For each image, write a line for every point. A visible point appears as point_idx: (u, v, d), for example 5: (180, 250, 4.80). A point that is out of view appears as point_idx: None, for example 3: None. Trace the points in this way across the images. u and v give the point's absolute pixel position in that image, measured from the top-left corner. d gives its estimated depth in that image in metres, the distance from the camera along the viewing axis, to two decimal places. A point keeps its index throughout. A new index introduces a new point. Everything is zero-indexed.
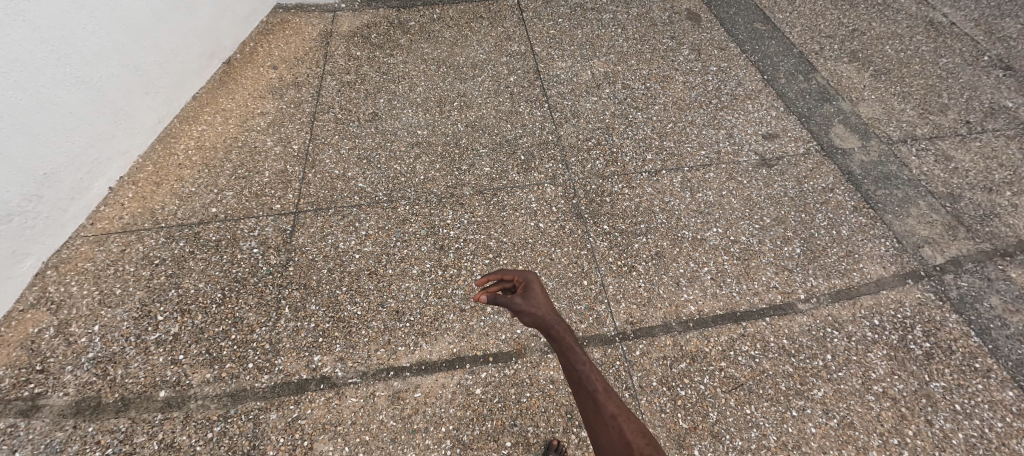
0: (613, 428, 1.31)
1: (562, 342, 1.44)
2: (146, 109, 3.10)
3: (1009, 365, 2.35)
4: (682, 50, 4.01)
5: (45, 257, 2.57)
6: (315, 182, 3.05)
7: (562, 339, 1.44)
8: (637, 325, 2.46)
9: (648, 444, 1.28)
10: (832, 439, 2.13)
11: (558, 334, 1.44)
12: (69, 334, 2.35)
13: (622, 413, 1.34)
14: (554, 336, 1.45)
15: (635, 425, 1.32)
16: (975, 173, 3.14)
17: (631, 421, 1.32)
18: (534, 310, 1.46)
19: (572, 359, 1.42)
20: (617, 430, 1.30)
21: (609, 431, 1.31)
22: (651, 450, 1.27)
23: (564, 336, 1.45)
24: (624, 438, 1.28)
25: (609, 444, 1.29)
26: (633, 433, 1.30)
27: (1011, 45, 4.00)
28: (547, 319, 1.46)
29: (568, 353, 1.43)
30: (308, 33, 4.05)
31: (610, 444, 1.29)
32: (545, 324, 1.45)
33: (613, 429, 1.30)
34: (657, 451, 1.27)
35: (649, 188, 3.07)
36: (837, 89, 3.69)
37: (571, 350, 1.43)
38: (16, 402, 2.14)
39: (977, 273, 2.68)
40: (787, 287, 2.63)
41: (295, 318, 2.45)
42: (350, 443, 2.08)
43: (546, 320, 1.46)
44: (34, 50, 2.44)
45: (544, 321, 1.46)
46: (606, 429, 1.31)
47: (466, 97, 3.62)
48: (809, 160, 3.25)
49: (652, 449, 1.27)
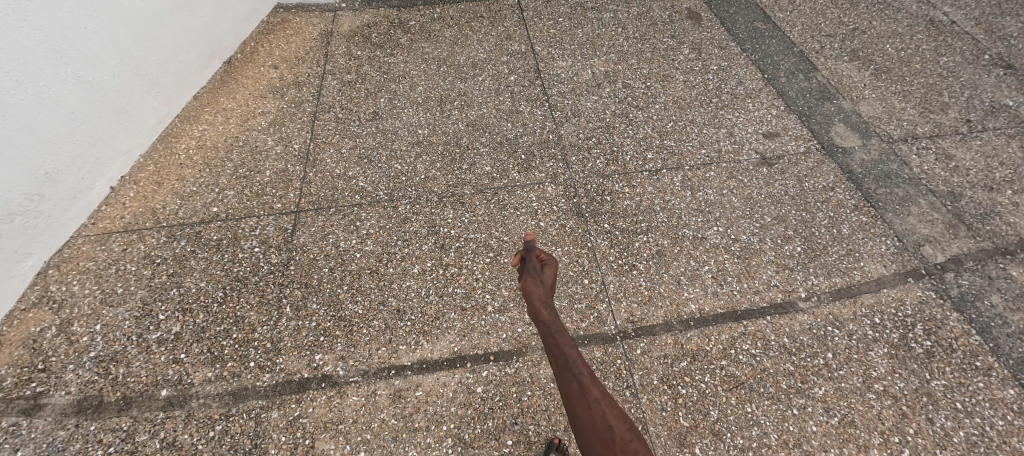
0: (596, 411, 1.30)
1: (551, 324, 1.45)
2: (148, 108, 3.11)
3: (1009, 363, 2.35)
4: (682, 49, 4.01)
5: (47, 256, 2.58)
6: (316, 182, 3.05)
7: (552, 322, 1.45)
8: (638, 324, 2.46)
9: (629, 431, 1.28)
10: (832, 437, 2.13)
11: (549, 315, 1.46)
12: (70, 333, 2.36)
13: (605, 398, 1.33)
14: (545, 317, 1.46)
15: (617, 411, 1.32)
16: (976, 172, 3.13)
17: (614, 407, 1.32)
18: (535, 287, 1.51)
19: (560, 341, 1.41)
20: (600, 414, 1.29)
21: (591, 415, 1.30)
22: (632, 436, 1.27)
23: (553, 319, 1.45)
24: (607, 422, 1.28)
25: (591, 429, 1.28)
26: (615, 418, 1.30)
27: (1012, 44, 4.00)
28: (542, 299, 1.49)
29: (557, 336, 1.43)
30: (308, 33, 4.06)
31: (592, 429, 1.28)
32: (540, 303, 1.48)
33: (594, 414, 1.30)
34: (639, 437, 1.27)
35: (649, 187, 3.07)
36: (837, 88, 3.69)
37: (560, 333, 1.43)
38: (19, 401, 2.15)
39: (978, 271, 2.68)
40: (788, 285, 2.63)
41: (296, 317, 2.46)
42: (351, 442, 2.08)
43: (542, 300, 1.49)
44: (35, 50, 2.45)
45: (540, 300, 1.48)
46: (588, 413, 1.31)
47: (467, 97, 3.62)
48: (809, 159, 3.25)
49: (633, 435, 1.28)
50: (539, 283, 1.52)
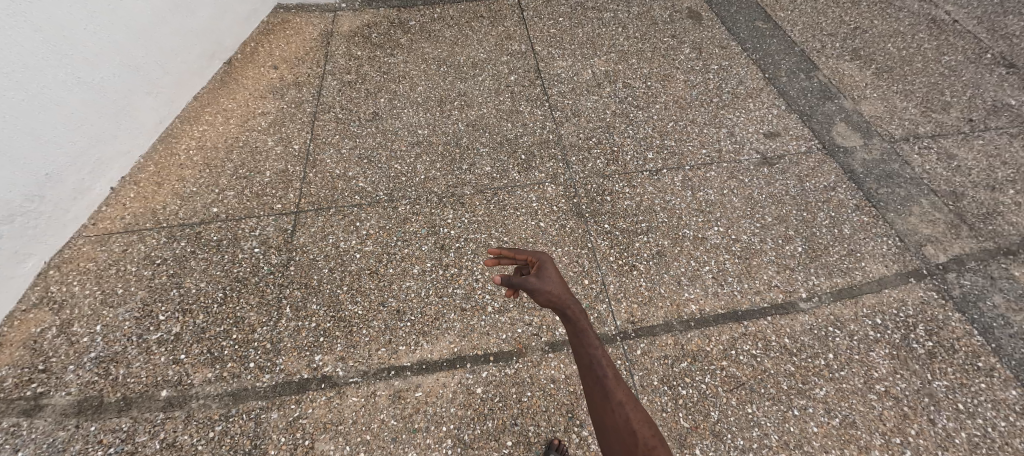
0: (619, 414, 1.29)
1: (578, 323, 1.43)
2: (148, 109, 3.11)
3: (1012, 364, 2.34)
4: (683, 49, 4.01)
5: (48, 257, 2.58)
6: (316, 182, 3.05)
7: (578, 320, 1.44)
8: (638, 324, 2.46)
9: (653, 436, 1.26)
10: (834, 438, 2.12)
11: (574, 314, 1.44)
12: (71, 334, 2.36)
13: (630, 401, 1.31)
14: (569, 316, 1.45)
15: (641, 414, 1.30)
16: (978, 172, 3.12)
17: (638, 409, 1.30)
18: (548, 289, 1.46)
19: (584, 341, 1.41)
20: (622, 417, 1.28)
21: (614, 418, 1.29)
22: (657, 442, 1.25)
23: (580, 318, 1.44)
24: (630, 426, 1.26)
25: (614, 431, 1.27)
26: (639, 422, 1.28)
27: (1014, 43, 3.98)
28: (562, 297, 1.45)
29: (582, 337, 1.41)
30: (309, 33, 4.06)
31: (615, 432, 1.27)
32: (560, 303, 1.45)
33: (617, 415, 1.29)
34: (663, 442, 1.24)
35: (650, 187, 3.07)
36: (839, 88, 3.68)
37: (586, 333, 1.42)
38: (20, 401, 2.15)
39: (979, 271, 2.67)
40: (789, 285, 2.62)
41: (296, 317, 2.46)
42: (351, 443, 2.08)
43: (561, 298, 1.45)
44: (35, 51, 2.45)
45: (560, 300, 1.45)
46: (611, 415, 1.30)
47: (467, 97, 3.62)
48: (810, 159, 3.24)
49: (657, 440, 1.25)
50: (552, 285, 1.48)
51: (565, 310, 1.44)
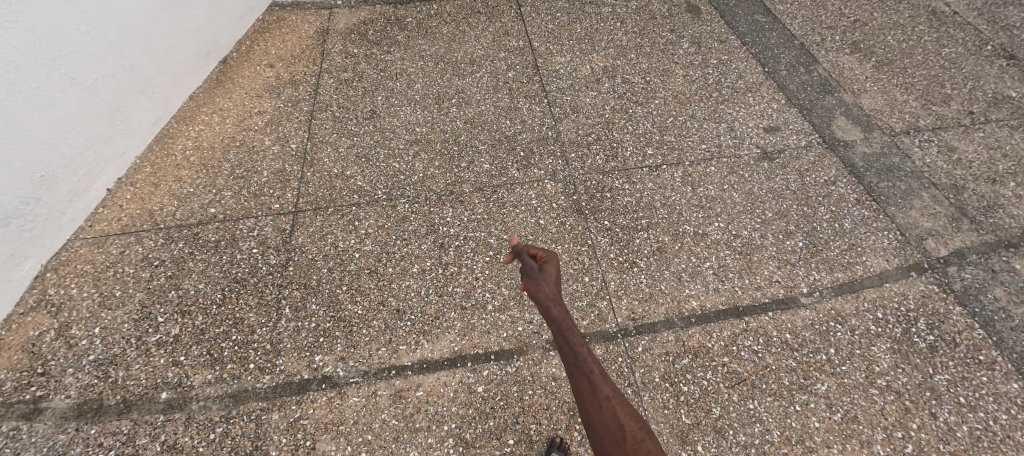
0: (606, 411, 1.24)
1: (561, 321, 1.35)
2: (142, 109, 3.08)
3: (1013, 357, 2.34)
4: (682, 43, 3.99)
5: (45, 259, 2.56)
6: (315, 182, 3.03)
7: (561, 318, 1.35)
8: (639, 321, 2.45)
9: (641, 429, 1.22)
10: (835, 433, 2.12)
11: (557, 312, 1.36)
12: (69, 337, 2.35)
13: (616, 395, 1.26)
14: (554, 314, 1.37)
15: (628, 409, 1.25)
16: (978, 165, 3.11)
17: (625, 405, 1.25)
18: (539, 286, 1.42)
19: (570, 338, 1.34)
20: (610, 413, 1.23)
21: (603, 415, 1.23)
22: (645, 434, 1.20)
23: (563, 316, 1.36)
24: (617, 422, 1.22)
25: (603, 428, 1.22)
26: (626, 416, 1.23)
27: (1014, 34, 3.96)
28: (551, 297, 1.40)
29: (566, 334, 1.34)
30: (305, 30, 4.03)
31: (603, 428, 1.22)
32: (548, 301, 1.39)
33: (605, 411, 1.24)
34: (652, 436, 1.20)
35: (650, 183, 3.05)
36: (838, 81, 3.67)
37: (570, 329, 1.35)
38: (19, 405, 2.14)
39: (980, 265, 2.66)
40: (789, 281, 2.61)
41: (295, 317, 2.45)
42: (352, 443, 2.07)
43: (549, 298, 1.40)
44: (27, 51, 2.43)
45: (548, 298, 1.40)
46: (600, 412, 1.24)
47: (466, 94, 3.60)
48: (810, 153, 3.22)
49: (646, 433, 1.21)
50: (547, 281, 1.45)
51: (548, 309, 1.38)
